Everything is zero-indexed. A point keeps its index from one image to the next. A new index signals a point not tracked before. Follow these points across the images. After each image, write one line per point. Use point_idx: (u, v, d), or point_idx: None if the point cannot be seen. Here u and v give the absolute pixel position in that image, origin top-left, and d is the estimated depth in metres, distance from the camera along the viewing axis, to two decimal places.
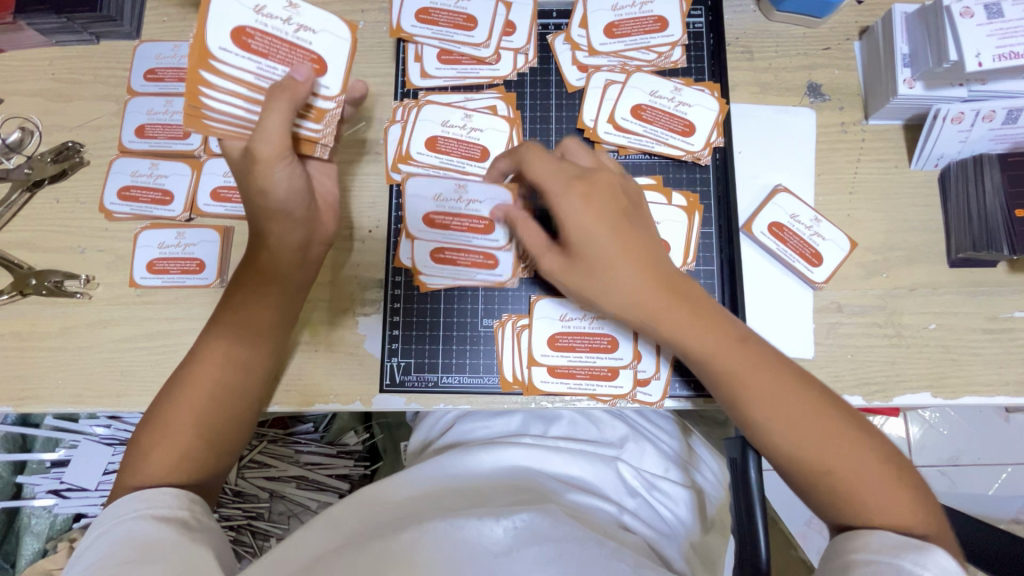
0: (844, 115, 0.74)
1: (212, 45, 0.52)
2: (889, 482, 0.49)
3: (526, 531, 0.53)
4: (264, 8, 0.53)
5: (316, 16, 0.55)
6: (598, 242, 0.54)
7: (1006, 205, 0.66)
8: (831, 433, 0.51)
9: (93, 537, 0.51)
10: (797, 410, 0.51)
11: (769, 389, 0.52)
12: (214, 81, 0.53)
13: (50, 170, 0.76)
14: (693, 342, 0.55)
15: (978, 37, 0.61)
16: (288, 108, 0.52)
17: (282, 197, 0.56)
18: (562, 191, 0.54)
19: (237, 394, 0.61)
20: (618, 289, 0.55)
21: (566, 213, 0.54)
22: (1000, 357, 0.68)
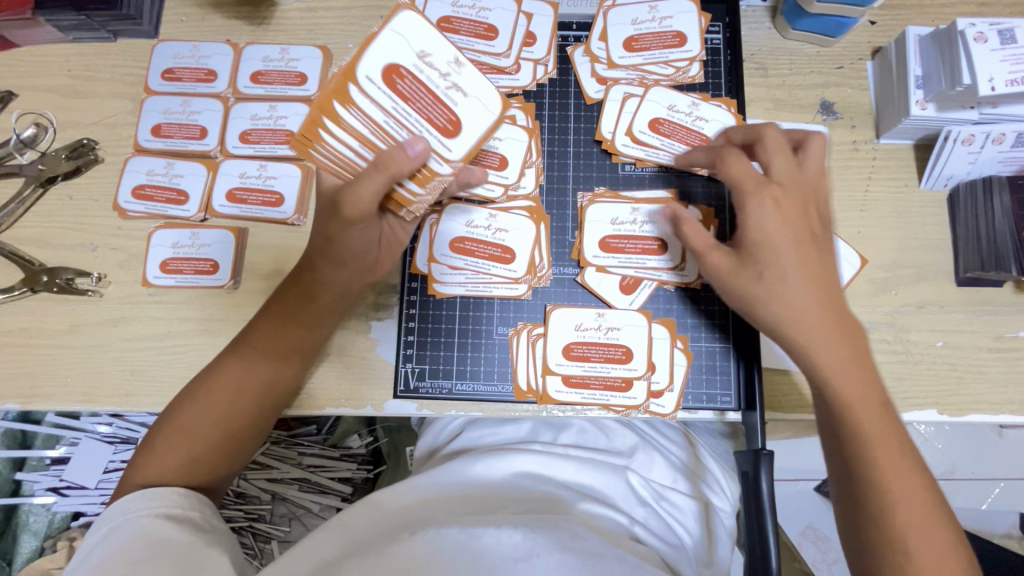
0: (856, 134, 0.75)
1: (360, 72, 0.50)
2: (952, 556, 0.50)
3: (542, 540, 0.53)
4: (428, 56, 0.51)
5: (473, 82, 0.52)
6: (778, 252, 0.56)
7: (1014, 224, 0.68)
8: (918, 491, 0.52)
9: (101, 533, 0.51)
10: (883, 446, 0.53)
11: (884, 429, 0.53)
12: (344, 115, 0.52)
13: (64, 166, 0.76)
14: (823, 355, 0.54)
15: (991, 62, 0.62)
16: (386, 181, 0.51)
17: (346, 242, 0.58)
18: (751, 189, 0.58)
19: (260, 410, 0.61)
20: (776, 293, 0.55)
21: (760, 215, 0.57)
22: (1006, 376, 0.69)
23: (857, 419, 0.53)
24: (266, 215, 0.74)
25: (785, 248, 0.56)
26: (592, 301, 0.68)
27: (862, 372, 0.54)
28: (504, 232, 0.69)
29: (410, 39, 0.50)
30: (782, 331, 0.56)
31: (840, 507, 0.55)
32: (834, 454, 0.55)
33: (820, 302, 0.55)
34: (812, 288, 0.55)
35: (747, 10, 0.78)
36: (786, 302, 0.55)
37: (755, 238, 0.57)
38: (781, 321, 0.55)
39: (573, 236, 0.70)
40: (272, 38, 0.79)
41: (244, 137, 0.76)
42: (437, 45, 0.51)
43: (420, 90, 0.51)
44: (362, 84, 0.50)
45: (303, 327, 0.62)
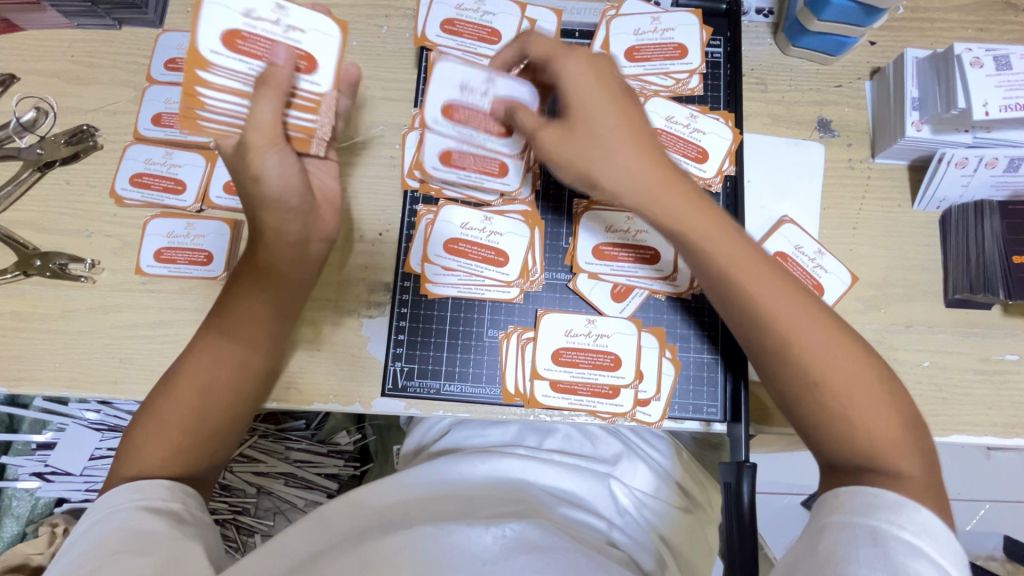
0: (851, 152, 0.76)
1: (204, 49, 0.52)
2: (901, 431, 0.49)
3: (516, 542, 0.53)
4: (253, 12, 0.53)
5: (303, 17, 0.54)
6: (606, 120, 0.54)
7: (1004, 249, 0.68)
8: (851, 366, 0.50)
9: (86, 524, 0.51)
10: (818, 353, 0.50)
11: (797, 313, 0.51)
12: (210, 78, 0.53)
13: (62, 152, 0.76)
14: (715, 249, 0.53)
15: (986, 87, 0.63)
16: (277, 100, 0.52)
17: (273, 183, 0.56)
18: (564, 54, 0.56)
19: (235, 388, 0.61)
20: (616, 171, 0.54)
21: (570, 77, 0.55)
22: (990, 398, 0.69)
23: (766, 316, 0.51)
24: None
25: (600, 108, 0.54)
26: (583, 307, 0.69)
27: (742, 254, 0.53)
28: (499, 235, 0.69)
29: (229, 2, 0.52)
30: (666, 215, 0.53)
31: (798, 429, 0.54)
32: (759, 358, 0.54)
33: (663, 166, 0.54)
34: (641, 155, 0.54)
35: (749, 24, 0.79)
36: (618, 180, 0.54)
37: (577, 101, 0.55)
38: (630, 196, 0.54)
39: (567, 242, 0.70)
40: None
41: None
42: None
43: (472, 115, 0.61)
44: (211, 60, 0.53)
45: (265, 306, 0.63)
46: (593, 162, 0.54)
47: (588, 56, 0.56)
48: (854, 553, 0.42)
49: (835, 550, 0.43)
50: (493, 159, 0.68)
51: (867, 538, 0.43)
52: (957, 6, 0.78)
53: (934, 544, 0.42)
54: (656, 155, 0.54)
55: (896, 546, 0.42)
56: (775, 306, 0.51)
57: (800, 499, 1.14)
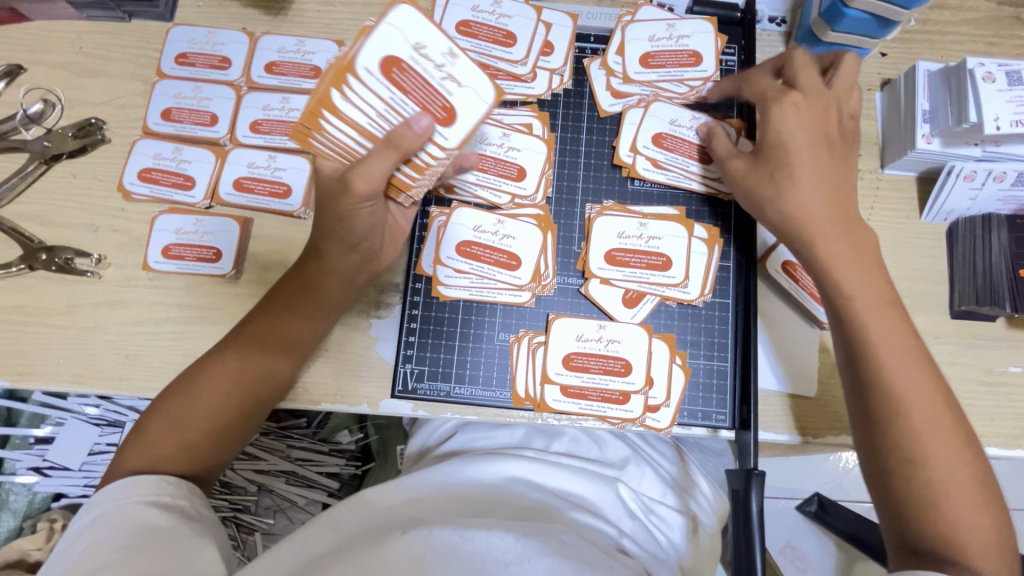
0: (861, 162, 0.76)
1: (358, 62, 0.46)
2: (978, 503, 0.51)
3: (528, 543, 0.53)
4: (424, 47, 0.47)
5: (469, 72, 0.48)
6: (802, 166, 0.61)
7: (1010, 263, 0.69)
8: (943, 433, 0.53)
9: (89, 518, 0.50)
10: (925, 410, 0.53)
11: (918, 379, 0.54)
12: (339, 107, 0.49)
13: (70, 145, 0.75)
14: (845, 284, 0.58)
15: (998, 102, 0.64)
16: (394, 160, 0.51)
17: (356, 224, 0.59)
18: (777, 100, 0.64)
19: (257, 395, 0.61)
20: (789, 212, 0.61)
21: (775, 119, 0.63)
22: (993, 409, 0.70)
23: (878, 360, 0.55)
24: (272, 207, 0.74)
25: (801, 151, 0.62)
26: (594, 312, 0.69)
27: (880, 303, 0.57)
28: (511, 239, 0.69)
29: (407, 31, 0.46)
30: (837, 260, 0.59)
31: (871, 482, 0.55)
32: (857, 394, 0.56)
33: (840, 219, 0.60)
34: (823, 199, 0.61)
35: (762, 33, 0.79)
36: (794, 216, 0.61)
37: (781, 142, 0.62)
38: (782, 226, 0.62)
39: (579, 247, 0.70)
40: (289, 29, 0.78)
41: (254, 127, 0.76)
42: (432, 35, 0.46)
43: (679, 143, 0.72)
44: (360, 74, 0.47)
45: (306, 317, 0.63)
46: (783, 194, 0.62)
47: (799, 103, 0.63)
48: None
49: None
50: (512, 164, 0.71)
51: None
52: (967, 20, 0.79)
53: None
54: (842, 207, 0.61)
55: None
56: (890, 356, 0.55)
57: (796, 504, 1.16)
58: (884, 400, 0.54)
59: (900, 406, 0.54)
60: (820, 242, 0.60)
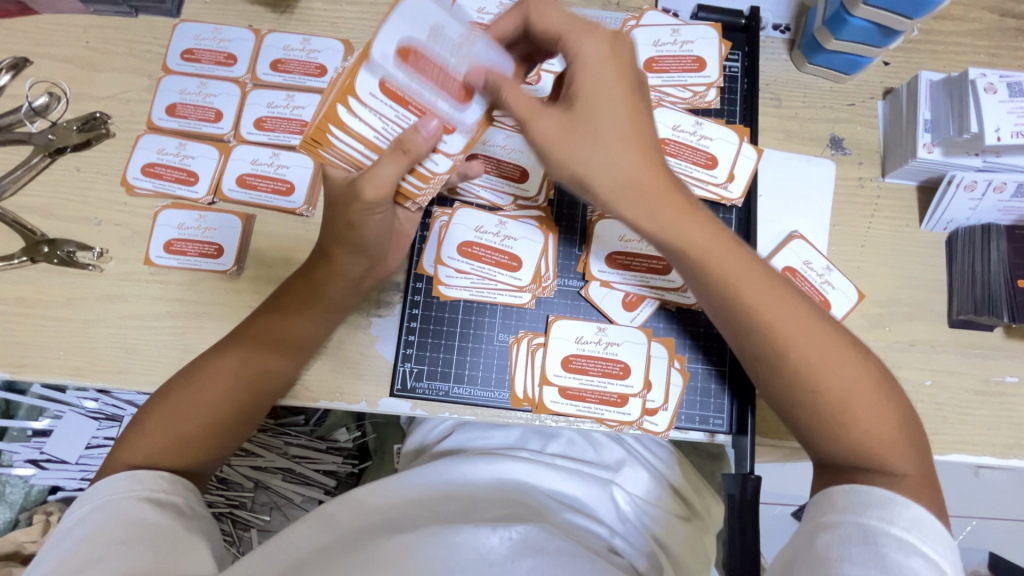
0: (862, 170, 0.76)
1: (358, 81, 0.48)
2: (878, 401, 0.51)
3: (521, 544, 0.53)
4: (433, 45, 0.48)
5: (485, 54, 0.49)
6: (592, 115, 0.50)
7: (1009, 273, 0.69)
8: (825, 343, 0.51)
9: (83, 511, 0.50)
10: (806, 328, 0.51)
11: (777, 297, 0.52)
12: (346, 123, 0.50)
13: (74, 138, 0.75)
14: (690, 237, 0.51)
15: (999, 113, 0.64)
16: (404, 165, 0.50)
17: (365, 230, 0.58)
18: (582, 32, 0.50)
19: (255, 392, 0.61)
20: (619, 175, 0.50)
21: (579, 63, 0.50)
22: (989, 419, 0.70)
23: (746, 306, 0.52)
24: (275, 203, 0.74)
25: (601, 103, 0.50)
26: (594, 315, 0.69)
27: (718, 245, 0.52)
28: (513, 240, 0.70)
29: (413, 22, 0.47)
30: (642, 211, 0.50)
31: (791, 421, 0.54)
32: (737, 339, 0.54)
33: (650, 162, 0.50)
34: (634, 141, 0.50)
35: (765, 39, 0.79)
36: (619, 185, 0.50)
37: (571, 87, 0.50)
38: (611, 195, 0.51)
39: (580, 250, 0.70)
40: (295, 27, 0.79)
41: (259, 124, 0.76)
42: (444, 20, 0.48)
43: (684, 149, 0.74)
44: (361, 93, 0.48)
45: (306, 315, 0.64)
46: (577, 156, 0.50)
47: (610, 37, 0.50)
48: (849, 554, 0.44)
49: (834, 548, 0.45)
50: (515, 166, 0.71)
51: (861, 534, 0.45)
52: (970, 31, 0.79)
53: (923, 537, 0.44)
54: (649, 146, 0.51)
55: (888, 543, 0.44)
56: (755, 296, 0.52)
57: (792, 510, 1.16)
58: (761, 344, 0.52)
59: (779, 345, 0.51)
60: (655, 209, 0.51)
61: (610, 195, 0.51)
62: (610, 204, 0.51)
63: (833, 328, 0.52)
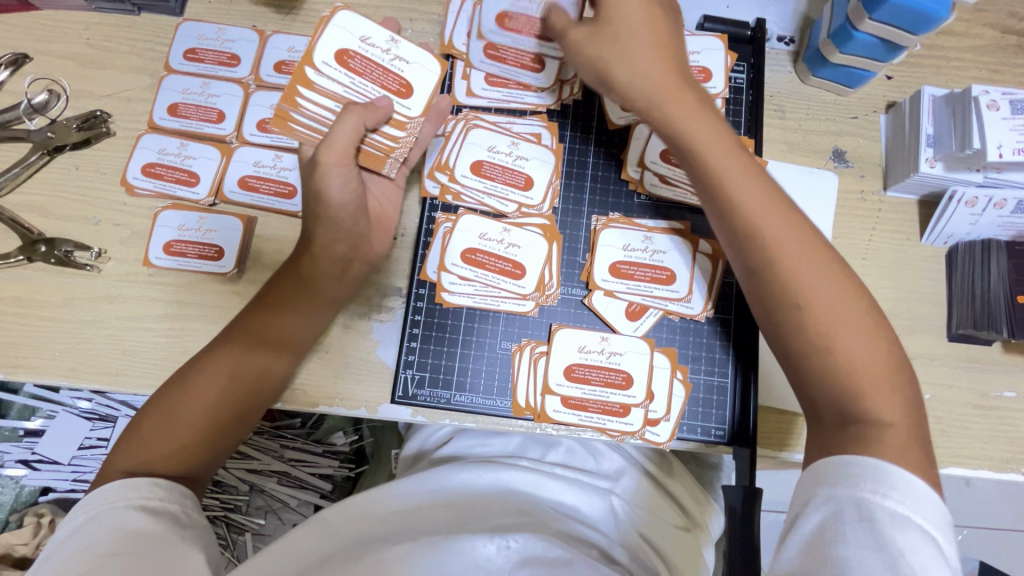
0: (864, 183, 0.77)
1: (317, 58, 0.63)
2: (871, 334, 0.52)
3: (522, 554, 0.53)
4: (369, 39, 0.63)
5: (411, 51, 0.64)
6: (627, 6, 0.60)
7: (1008, 289, 0.70)
8: (819, 264, 0.54)
9: (77, 523, 0.49)
10: (805, 248, 0.54)
11: (787, 217, 0.55)
12: (310, 94, 0.63)
13: (74, 137, 0.74)
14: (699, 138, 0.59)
15: (1002, 130, 0.64)
16: (362, 119, 0.59)
17: (332, 198, 0.60)
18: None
19: (252, 393, 0.61)
20: (634, 82, 0.61)
21: None
22: (987, 433, 0.71)
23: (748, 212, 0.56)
24: (277, 206, 0.73)
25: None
26: (597, 324, 0.69)
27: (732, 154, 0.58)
28: (517, 248, 0.69)
29: (352, 30, 0.63)
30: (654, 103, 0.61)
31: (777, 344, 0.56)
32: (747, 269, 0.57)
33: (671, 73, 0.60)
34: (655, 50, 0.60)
35: (770, 51, 0.80)
36: (638, 78, 0.60)
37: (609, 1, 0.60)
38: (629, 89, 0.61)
39: (584, 258, 0.70)
40: (299, 29, 0.78)
41: (261, 125, 0.75)
42: (374, 29, 0.63)
43: None
44: (319, 66, 0.63)
45: (301, 313, 0.63)
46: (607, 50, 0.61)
47: None
48: (844, 532, 0.44)
49: (830, 528, 0.44)
50: (520, 173, 0.71)
51: (855, 510, 0.44)
52: (971, 46, 0.80)
53: (918, 509, 0.44)
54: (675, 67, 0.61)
55: (883, 517, 0.43)
56: (755, 205, 0.56)
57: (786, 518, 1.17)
58: (760, 256, 0.55)
59: (772, 252, 0.54)
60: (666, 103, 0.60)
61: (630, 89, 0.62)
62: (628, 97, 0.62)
63: (831, 257, 0.55)
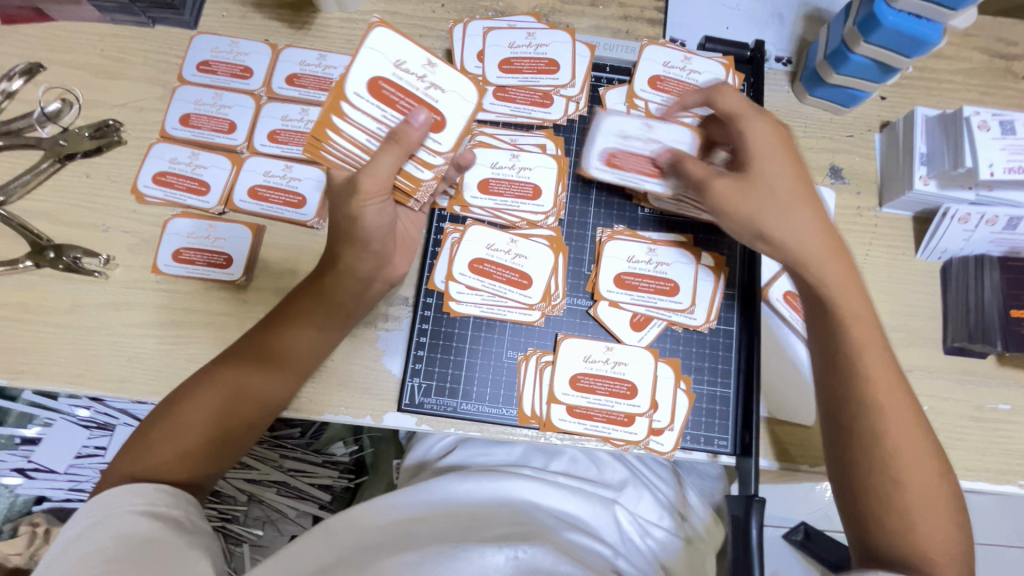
0: (860, 200, 0.79)
1: (638, 88, 0.78)
2: (939, 506, 0.53)
3: (528, 565, 0.53)
4: (404, 64, 0.55)
5: (699, 66, 0.79)
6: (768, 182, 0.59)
7: (1002, 303, 0.71)
8: (916, 445, 0.55)
9: (81, 527, 0.49)
10: (909, 428, 0.55)
11: (894, 399, 0.56)
12: (345, 114, 0.56)
13: (85, 145, 0.75)
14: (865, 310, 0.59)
15: (992, 150, 0.67)
16: (399, 156, 0.55)
17: (366, 224, 0.61)
18: (753, 115, 0.61)
19: (265, 403, 0.61)
20: (794, 229, 0.58)
21: (749, 134, 0.61)
22: (983, 445, 0.72)
23: (860, 394, 0.56)
24: (286, 215, 0.74)
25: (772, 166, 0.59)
26: (601, 334, 0.70)
27: (873, 332, 0.58)
28: (523, 259, 0.71)
29: (656, 58, 0.78)
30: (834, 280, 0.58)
31: (846, 514, 0.57)
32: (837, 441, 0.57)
33: (828, 242, 0.59)
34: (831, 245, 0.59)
35: (769, 70, 0.82)
36: (790, 243, 0.58)
37: (753, 162, 0.60)
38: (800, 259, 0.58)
39: (589, 269, 0.72)
40: (311, 43, 0.80)
41: (272, 136, 0.77)
42: (411, 52, 0.56)
43: None
44: (640, 95, 0.77)
45: (315, 319, 0.64)
46: (764, 213, 0.58)
47: (774, 122, 0.61)
48: None
49: None
50: (527, 184, 0.73)
51: None
52: (962, 69, 0.83)
53: None
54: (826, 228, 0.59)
55: None
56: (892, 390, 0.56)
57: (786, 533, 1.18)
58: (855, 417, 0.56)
59: (886, 436, 0.55)
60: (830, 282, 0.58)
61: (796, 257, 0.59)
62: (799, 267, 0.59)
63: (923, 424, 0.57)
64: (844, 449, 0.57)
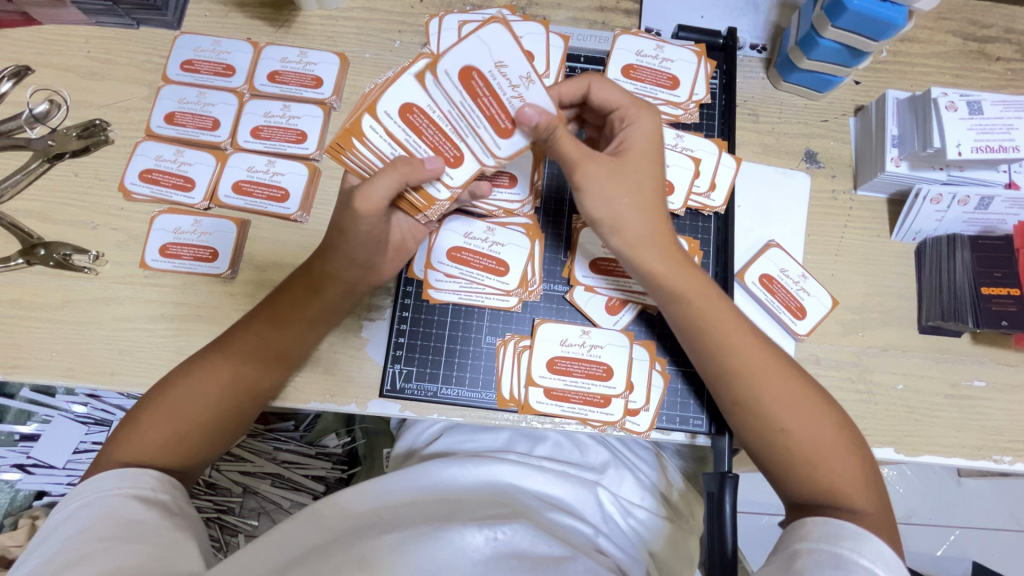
0: (835, 183, 0.80)
1: (612, 77, 0.79)
2: (835, 442, 0.55)
3: (505, 546, 0.55)
4: (504, 66, 0.51)
5: (671, 54, 0.80)
6: (635, 167, 0.58)
7: (974, 281, 0.72)
8: (792, 391, 0.57)
9: (69, 510, 0.51)
10: (766, 369, 0.58)
11: (753, 350, 0.59)
12: (370, 128, 0.54)
13: (73, 144, 0.77)
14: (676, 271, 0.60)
15: (960, 129, 0.68)
16: (398, 181, 0.54)
17: (355, 235, 0.60)
18: (639, 107, 0.60)
19: (253, 394, 0.63)
20: (637, 211, 0.58)
21: (631, 128, 0.59)
22: (958, 422, 0.73)
23: (732, 367, 0.58)
24: (269, 209, 0.76)
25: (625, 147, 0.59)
26: (577, 319, 0.72)
27: (704, 291, 0.61)
28: (501, 246, 0.72)
29: (629, 47, 0.80)
30: (651, 254, 0.60)
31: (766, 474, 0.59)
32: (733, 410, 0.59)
33: (659, 208, 0.60)
34: (654, 207, 0.59)
35: (744, 58, 0.83)
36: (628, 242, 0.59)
37: (620, 149, 0.59)
38: (629, 236, 0.59)
39: (566, 256, 0.73)
40: (292, 41, 0.82)
41: (255, 132, 0.78)
42: (513, 56, 0.51)
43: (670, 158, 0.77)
44: (613, 83, 0.79)
45: (302, 314, 0.65)
46: (613, 197, 0.58)
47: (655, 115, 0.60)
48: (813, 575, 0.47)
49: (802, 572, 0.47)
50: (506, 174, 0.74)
51: (831, 562, 0.47)
52: (935, 52, 0.84)
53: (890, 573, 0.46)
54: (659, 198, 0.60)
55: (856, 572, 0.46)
56: (737, 340, 0.59)
57: (777, 518, 1.20)
58: (732, 387, 0.59)
59: (756, 391, 0.57)
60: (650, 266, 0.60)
61: (631, 235, 0.59)
62: (629, 243, 0.59)
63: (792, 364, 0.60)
64: (734, 418, 0.60)
